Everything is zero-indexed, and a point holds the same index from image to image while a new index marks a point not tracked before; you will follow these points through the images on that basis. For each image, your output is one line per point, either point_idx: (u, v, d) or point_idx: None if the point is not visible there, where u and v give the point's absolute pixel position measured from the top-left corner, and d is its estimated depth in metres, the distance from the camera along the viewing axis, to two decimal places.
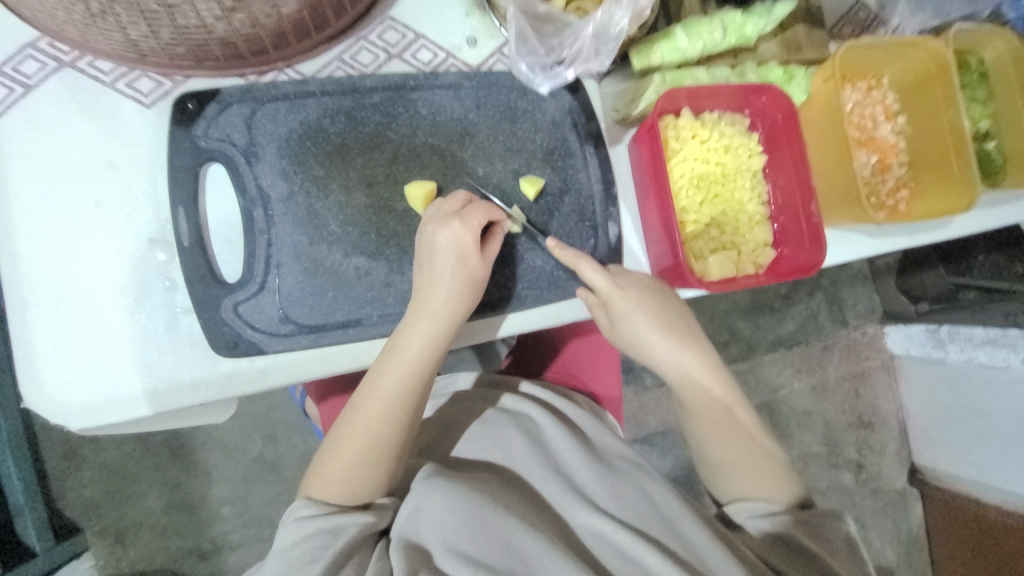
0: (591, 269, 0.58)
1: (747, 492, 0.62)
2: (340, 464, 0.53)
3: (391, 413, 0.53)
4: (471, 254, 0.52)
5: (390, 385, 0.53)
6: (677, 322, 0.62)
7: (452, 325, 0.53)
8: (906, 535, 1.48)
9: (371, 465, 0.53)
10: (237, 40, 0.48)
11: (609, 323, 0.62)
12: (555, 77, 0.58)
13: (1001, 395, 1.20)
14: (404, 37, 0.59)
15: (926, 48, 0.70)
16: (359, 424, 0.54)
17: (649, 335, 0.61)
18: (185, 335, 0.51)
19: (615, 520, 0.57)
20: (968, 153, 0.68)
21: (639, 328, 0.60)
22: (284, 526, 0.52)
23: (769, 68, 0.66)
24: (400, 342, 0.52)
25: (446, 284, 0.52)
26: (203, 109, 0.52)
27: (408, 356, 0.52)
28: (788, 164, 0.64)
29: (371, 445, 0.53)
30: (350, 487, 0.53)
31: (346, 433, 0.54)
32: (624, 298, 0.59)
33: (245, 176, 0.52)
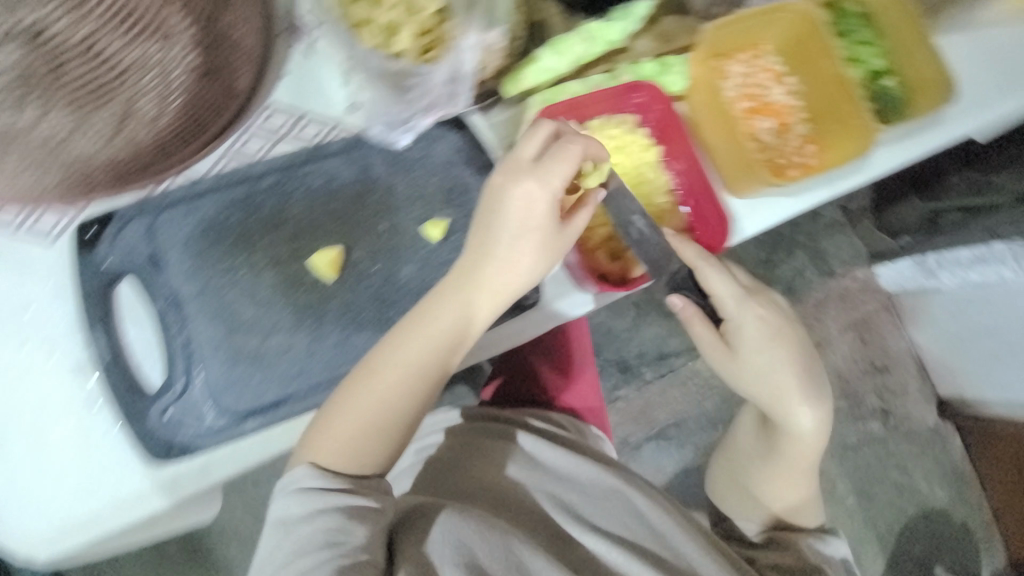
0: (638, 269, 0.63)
1: (774, 494, 0.76)
2: (346, 433, 0.52)
3: (399, 383, 0.54)
4: (549, 222, 0.55)
5: (404, 365, 0.53)
6: (804, 356, 0.71)
7: (484, 306, 0.55)
8: (952, 472, 1.44)
9: (374, 437, 0.53)
10: (123, 160, 0.51)
11: (730, 354, 0.69)
12: (412, 128, 0.61)
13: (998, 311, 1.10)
14: (289, 118, 0.62)
15: (792, 11, 0.72)
16: (353, 403, 0.53)
17: (772, 362, 0.69)
18: (124, 450, 0.52)
19: (609, 538, 0.63)
20: (858, 97, 0.69)
21: (766, 355, 0.69)
22: (285, 494, 0.50)
23: (643, 64, 0.67)
24: (432, 314, 0.54)
25: (525, 253, 0.55)
26: (103, 232, 0.54)
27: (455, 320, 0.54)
28: (684, 150, 0.66)
29: (373, 414, 0.53)
30: (358, 456, 0.52)
31: (338, 413, 0.52)
32: (757, 329, 0.68)
33: (155, 285, 0.54)
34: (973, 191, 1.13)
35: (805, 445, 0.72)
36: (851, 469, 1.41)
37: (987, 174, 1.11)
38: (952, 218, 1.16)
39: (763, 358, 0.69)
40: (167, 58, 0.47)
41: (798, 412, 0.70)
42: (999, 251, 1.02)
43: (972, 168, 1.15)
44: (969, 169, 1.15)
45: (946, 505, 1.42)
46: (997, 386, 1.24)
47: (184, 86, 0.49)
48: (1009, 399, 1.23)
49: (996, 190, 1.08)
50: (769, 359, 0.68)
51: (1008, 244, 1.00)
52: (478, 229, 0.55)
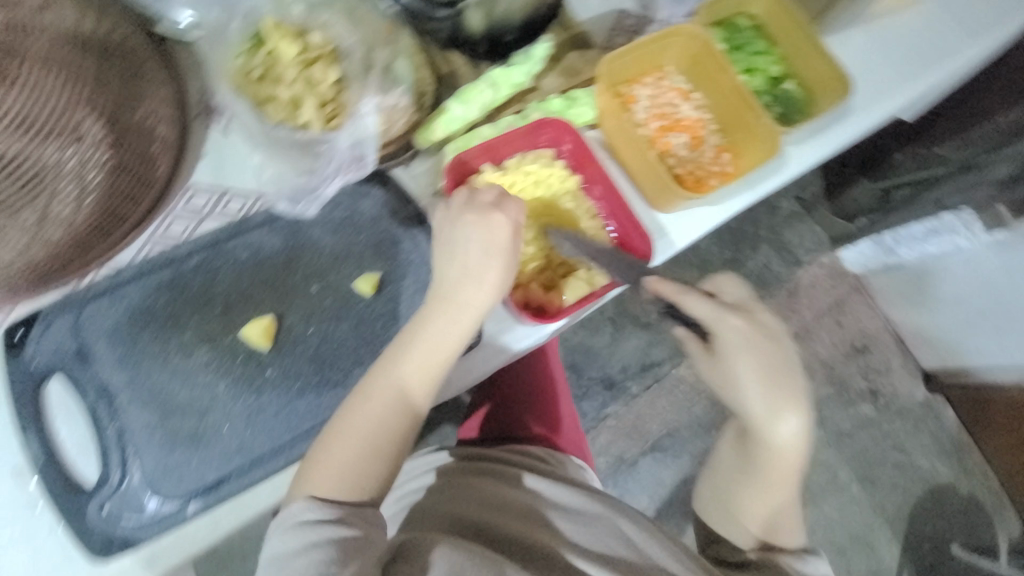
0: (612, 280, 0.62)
1: (747, 519, 0.70)
2: (346, 456, 0.53)
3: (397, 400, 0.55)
4: (506, 249, 0.57)
5: (406, 378, 0.55)
6: (789, 365, 0.63)
7: (470, 317, 0.57)
8: (950, 444, 1.43)
9: (376, 454, 0.54)
10: (40, 262, 0.52)
11: (708, 354, 0.63)
12: (317, 197, 0.62)
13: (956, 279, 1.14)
14: (211, 197, 0.63)
15: (683, 34, 0.76)
16: (345, 440, 0.54)
17: (748, 380, 0.62)
18: (70, 549, 0.52)
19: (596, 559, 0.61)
20: (757, 106, 0.73)
21: (749, 370, 0.61)
22: (283, 539, 0.50)
23: (550, 101, 0.71)
24: (436, 327, 0.56)
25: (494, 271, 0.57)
26: (29, 332, 0.54)
27: (435, 355, 0.56)
28: (599, 176, 0.69)
29: (373, 431, 0.54)
30: (358, 482, 0.53)
31: (331, 445, 0.53)
32: (733, 332, 0.60)
33: (82, 380, 0.54)
34: (917, 166, 1.14)
35: (785, 458, 0.66)
36: (849, 455, 1.41)
37: (926, 147, 1.11)
38: (902, 194, 1.19)
39: (743, 375, 0.62)
40: (80, 162, 0.51)
41: (784, 417, 0.63)
42: (949, 221, 1.06)
43: (914, 144, 1.15)
44: (908, 146, 1.16)
45: (950, 478, 1.41)
46: (970, 353, 1.25)
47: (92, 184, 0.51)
48: (984, 364, 1.24)
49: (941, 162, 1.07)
50: (749, 370, 0.61)
51: (954, 214, 1.04)
52: (437, 265, 0.58)
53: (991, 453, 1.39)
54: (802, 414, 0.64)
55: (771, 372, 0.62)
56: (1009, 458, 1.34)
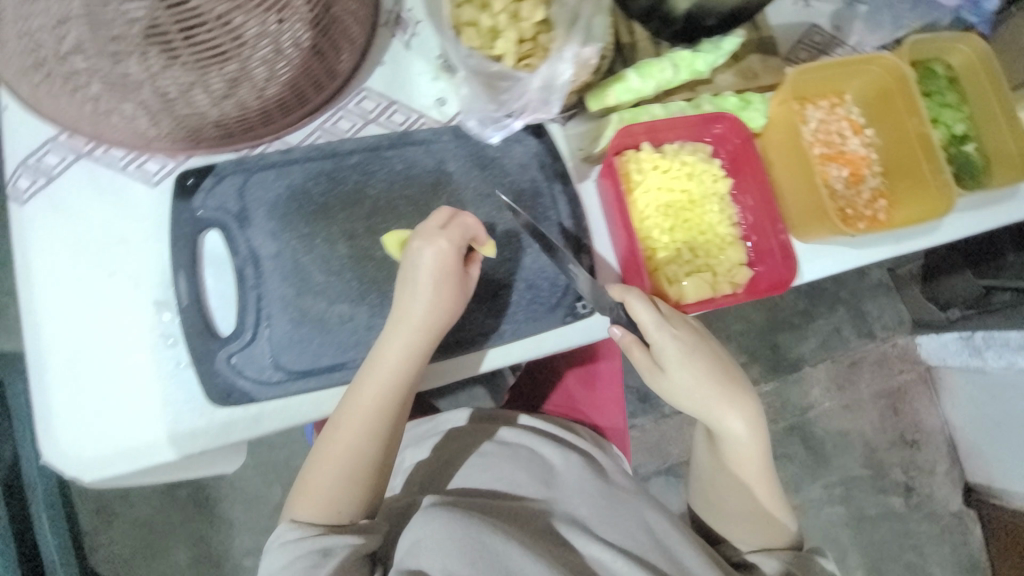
0: (638, 303, 0.59)
1: (745, 532, 0.66)
2: (322, 483, 0.55)
3: (373, 422, 0.56)
4: (452, 276, 0.56)
5: (365, 405, 0.55)
6: (727, 369, 0.64)
7: (430, 339, 0.56)
8: (969, 563, 1.37)
9: (351, 478, 0.56)
10: (229, 122, 0.55)
11: (654, 367, 0.63)
12: (505, 127, 0.63)
13: None
14: (379, 103, 0.65)
15: (881, 65, 0.71)
16: (323, 464, 0.56)
17: (700, 386, 0.63)
18: (188, 389, 0.55)
19: (612, 545, 0.60)
20: (939, 159, 0.68)
21: (685, 377, 0.62)
22: (270, 550, 0.53)
23: (725, 97, 0.68)
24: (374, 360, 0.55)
25: (426, 299, 0.55)
26: (201, 182, 0.58)
27: (371, 407, 0.55)
28: (754, 186, 0.66)
29: (354, 452, 0.55)
30: (334, 506, 0.55)
31: (317, 468, 0.56)
32: (676, 346, 0.61)
33: (237, 239, 0.57)
34: None
35: (746, 454, 0.64)
36: (866, 542, 1.35)
37: None
38: (1005, 298, 1.09)
39: (681, 379, 0.63)
40: (284, 36, 0.49)
41: (729, 420, 0.63)
42: None
43: None
44: None
45: None
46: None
47: (291, 61, 0.52)
48: None
49: None
50: (688, 375, 0.62)
51: None
52: (426, 296, 0.55)
53: None
54: (747, 411, 0.64)
55: (696, 360, 0.62)
56: None
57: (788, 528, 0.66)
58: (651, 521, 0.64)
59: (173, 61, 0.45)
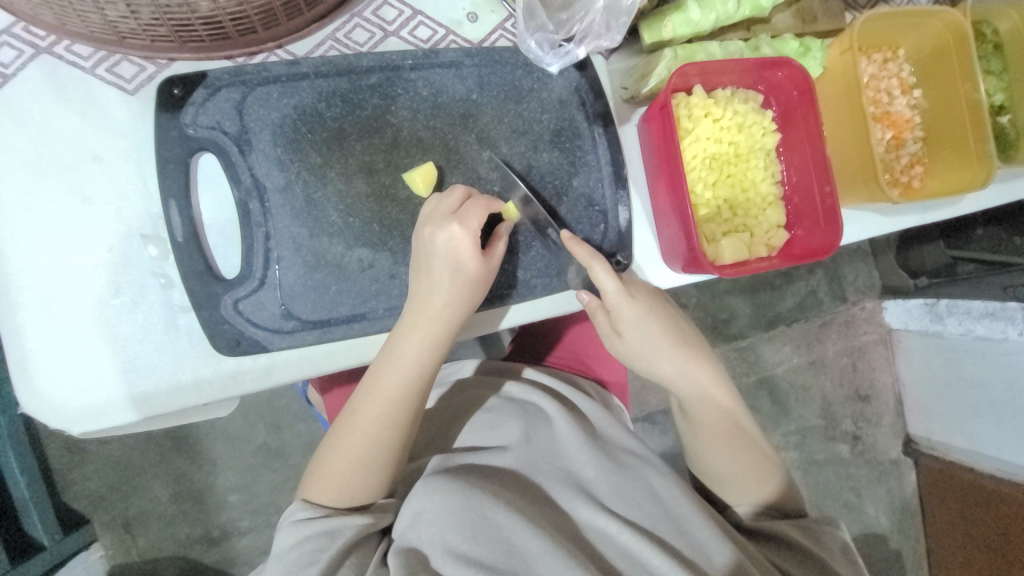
0: (604, 271, 0.55)
1: (740, 489, 0.64)
2: (337, 469, 0.53)
3: (392, 409, 0.52)
4: (472, 263, 0.50)
5: (384, 393, 0.52)
6: (678, 323, 0.64)
7: (449, 330, 0.52)
8: (900, 503, 1.48)
9: (367, 468, 0.53)
10: (223, 19, 0.44)
11: (615, 331, 0.61)
12: (565, 55, 0.54)
13: (996, 366, 1.17)
14: (401, 13, 0.55)
15: (944, 19, 0.66)
16: (337, 450, 0.53)
17: (655, 343, 0.61)
18: (186, 335, 0.49)
19: (621, 517, 0.57)
20: (986, 127, 0.66)
21: (644, 337, 0.60)
22: (280, 528, 0.52)
23: (785, 41, 0.62)
24: (394, 347, 0.51)
25: (445, 289, 0.50)
26: (191, 94, 0.49)
27: (388, 397, 0.52)
28: (804, 143, 0.62)
29: (371, 440, 0.53)
30: (347, 491, 0.53)
31: (330, 453, 0.54)
32: (633, 305, 0.58)
33: (238, 166, 0.49)
34: (992, 249, 1.11)
35: (711, 407, 0.64)
36: (813, 483, 1.43)
37: (1011, 234, 1.07)
38: (966, 270, 1.18)
39: (640, 341, 0.61)
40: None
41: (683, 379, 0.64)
42: (1012, 310, 1.12)
43: (1001, 226, 1.09)
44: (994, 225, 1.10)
45: (888, 532, 1.46)
46: (968, 435, 1.29)
47: None
48: (978, 449, 1.27)
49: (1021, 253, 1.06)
50: (643, 337, 0.60)
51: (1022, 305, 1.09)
52: (446, 284, 0.50)
53: (932, 524, 1.45)
54: (699, 369, 0.64)
55: (651, 323, 0.60)
56: (947, 534, 1.39)
57: (775, 475, 0.64)
58: (659, 487, 0.61)
59: None
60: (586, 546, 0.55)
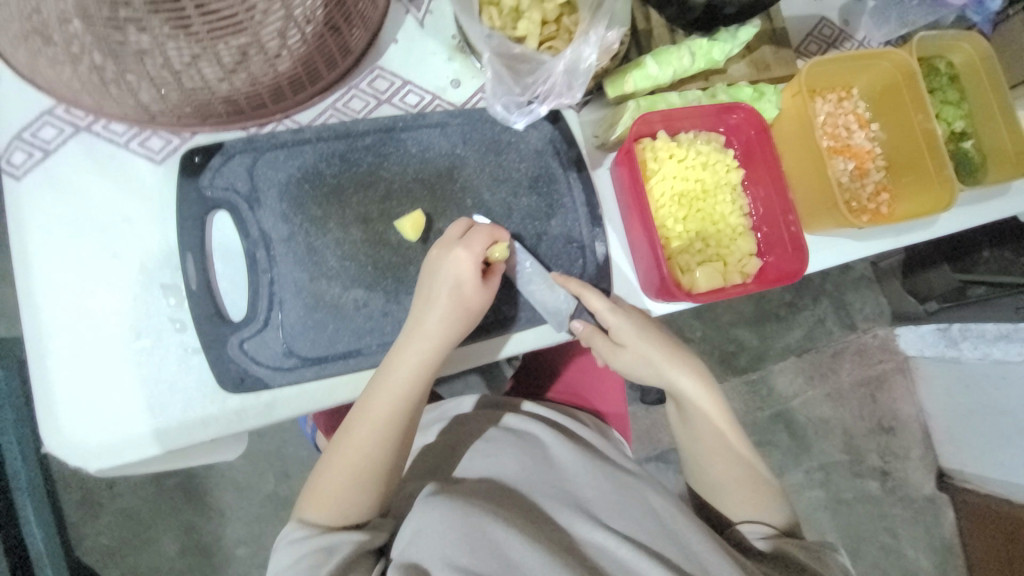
0: (594, 295, 0.61)
1: (743, 508, 0.64)
2: (330, 489, 0.55)
3: (383, 427, 0.55)
4: (469, 285, 0.55)
5: (376, 413, 0.54)
6: (673, 341, 0.67)
7: (441, 349, 0.55)
8: (940, 543, 1.39)
9: (360, 486, 0.55)
10: (239, 97, 0.52)
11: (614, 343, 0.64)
12: (530, 113, 0.61)
13: (1022, 391, 1.15)
14: (393, 83, 0.63)
15: (890, 60, 0.72)
16: (330, 470, 0.55)
17: (653, 356, 0.64)
18: (195, 374, 0.53)
19: (620, 533, 0.57)
20: (942, 155, 0.70)
21: (643, 350, 0.63)
22: (278, 548, 0.54)
23: (740, 88, 0.68)
24: (388, 367, 0.54)
25: (439, 309, 0.54)
26: (209, 161, 0.56)
27: (381, 416, 0.55)
28: (766, 178, 0.66)
29: (362, 460, 0.55)
30: (340, 511, 0.55)
31: (324, 474, 0.56)
32: (626, 322, 0.63)
33: (248, 221, 0.56)
34: (999, 270, 1.08)
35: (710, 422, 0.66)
36: (843, 524, 1.37)
37: (1017, 254, 1.05)
38: (979, 292, 1.13)
39: (640, 355, 0.64)
40: (297, 3, 0.47)
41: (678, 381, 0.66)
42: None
43: (1008, 246, 1.07)
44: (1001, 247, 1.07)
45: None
46: (1001, 464, 1.23)
47: (304, 36, 0.50)
48: (1010, 479, 1.22)
49: None
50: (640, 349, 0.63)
51: None
52: (437, 305, 0.54)
53: (977, 566, 1.35)
54: (698, 375, 0.67)
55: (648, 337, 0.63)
56: None
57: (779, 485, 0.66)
58: (657, 506, 0.61)
59: (182, 33, 0.43)
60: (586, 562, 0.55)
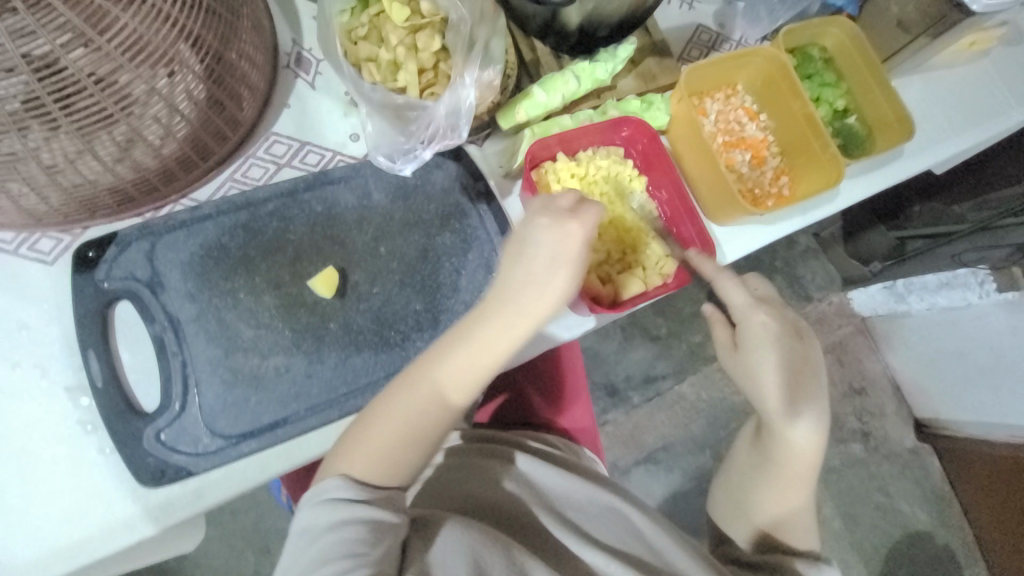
0: (733, 286, 0.65)
1: (767, 520, 0.66)
2: (370, 464, 0.51)
3: (420, 418, 0.54)
4: (568, 247, 0.56)
5: (415, 403, 0.53)
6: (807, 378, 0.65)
7: (525, 321, 0.56)
8: (931, 492, 1.43)
9: (397, 463, 0.52)
10: (127, 186, 0.53)
11: (732, 346, 0.67)
12: (414, 158, 0.63)
13: (973, 331, 1.21)
14: (291, 146, 0.64)
15: (762, 55, 0.77)
16: (363, 450, 0.51)
17: (777, 376, 0.64)
18: (114, 473, 0.51)
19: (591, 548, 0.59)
20: (826, 134, 0.75)
21: (765, 363, 0.64)
22: (309, 506, 0.49)
23: (628, 101, 0.72)
24: (436, 356, 0.54)
25: (517, 283, 0.56)
26: (104, 253, 0.55)
27: (415, 406, 0.53)
28: (667, 181, 0.70)
29: (396, 446, 0.52)
30: (387, 473, 0.51)
31: (358, 451, 0.52)
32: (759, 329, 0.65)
33: (153, 307, 0.55)
34: (932, 221, 1.13)
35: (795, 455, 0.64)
36: (836, 492, 1.39)
37: (944, 204, 1.09)
38: (916, 245, 1.19)
39: (768, 364, 0.64)
40: (176, 91, 0.49)
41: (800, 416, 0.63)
42: (964, 276, 1.19)
43: (931, 199, 1.13)
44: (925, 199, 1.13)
45: (928, 526, 1.40)
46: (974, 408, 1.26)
47: (187, 119, 0.52)
48: (982, 419, 1.25)
49: (958, 219, 1.07)
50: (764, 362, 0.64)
51: (971, 270, 1.18)
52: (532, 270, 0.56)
53: (971, 508, 1.39)
54: (818, 424, 0.64)
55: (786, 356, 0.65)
56: (986, 514, 1.34)
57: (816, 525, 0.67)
58: None
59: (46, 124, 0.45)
60: None
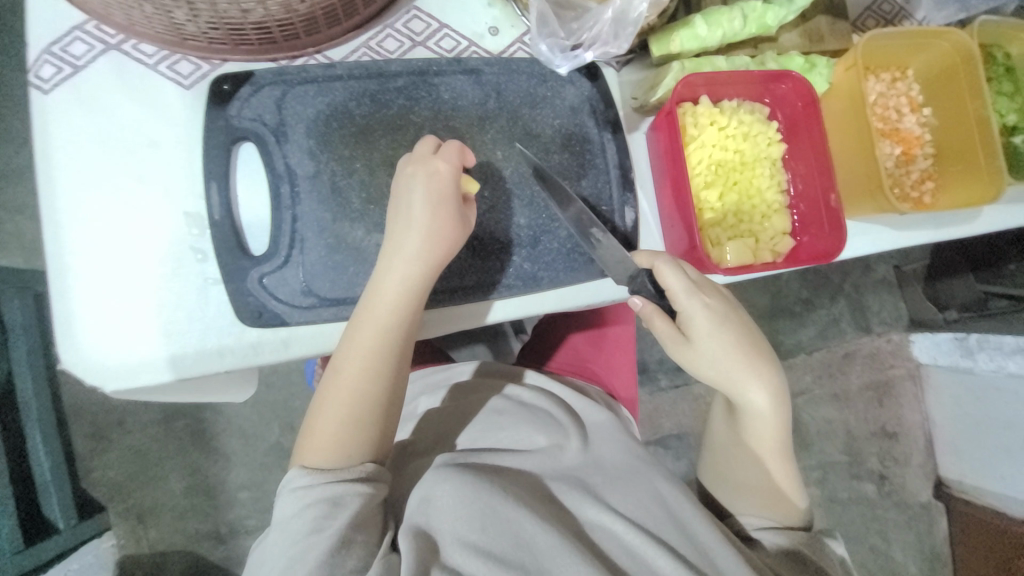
0: (669, 268, 0.57)
1: (751, 507, 0.63)
2: (329, 427, 0.54)
3: (379, 361, 0.54)
4: (450, 202, 0.52)
5: (368, 345, 0.53)
6: (753, 342, 0.62)
7: (428, 272, 0.53)
8: (929, 552, 1.37)
9: (360, 421, 0.54)
10: (272, 24, 0.50)
11: (680, 339, 0.60)
12: (574, 58, 0.59)
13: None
14: (429, 26, 0.61)
15: (950, 40, 0.68)
16: (328, 407, 0.54)
17: (724, 354, 0.60)
18: (214, 304, 0.53)
19: (627, 517, 0.56)
20: (997, 146, 0.66)
21: (720, 344, 0.60)
22: (281, 496, 0.52)
23: (790, 57, 0.65)
24: (375, 292, 0.53)
25: (418, 226, 0.52)
26: (238, 90, 0.54)
27: (370, 345, 0.53)
28: (808, 153, 0.64)
29: (363, 395, 0.54)
30: (343, 450, 0.54)
31: (320, 413, 0.55)
32: (711, 305, 0.59)
33: (274, 154, 0.55)
34: None
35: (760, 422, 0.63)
36: (837, 525, 1.36)
37: None
38: (999, 305, 1.13)
39: (714, 347, 0.60)
40: None
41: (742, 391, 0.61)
42: None
43: None
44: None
45: None
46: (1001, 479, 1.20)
47: None
48: (1009, 493, 1.19)
49: None
50: (715, 345, 0.59)
51: None
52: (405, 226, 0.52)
53: None
54: (770, 385, 0.62)
55: (728, 332, 0.60)
56: None
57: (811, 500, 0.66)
58: (666, 493, 0.60)
59: None
60: (593, 547, 0.54)
